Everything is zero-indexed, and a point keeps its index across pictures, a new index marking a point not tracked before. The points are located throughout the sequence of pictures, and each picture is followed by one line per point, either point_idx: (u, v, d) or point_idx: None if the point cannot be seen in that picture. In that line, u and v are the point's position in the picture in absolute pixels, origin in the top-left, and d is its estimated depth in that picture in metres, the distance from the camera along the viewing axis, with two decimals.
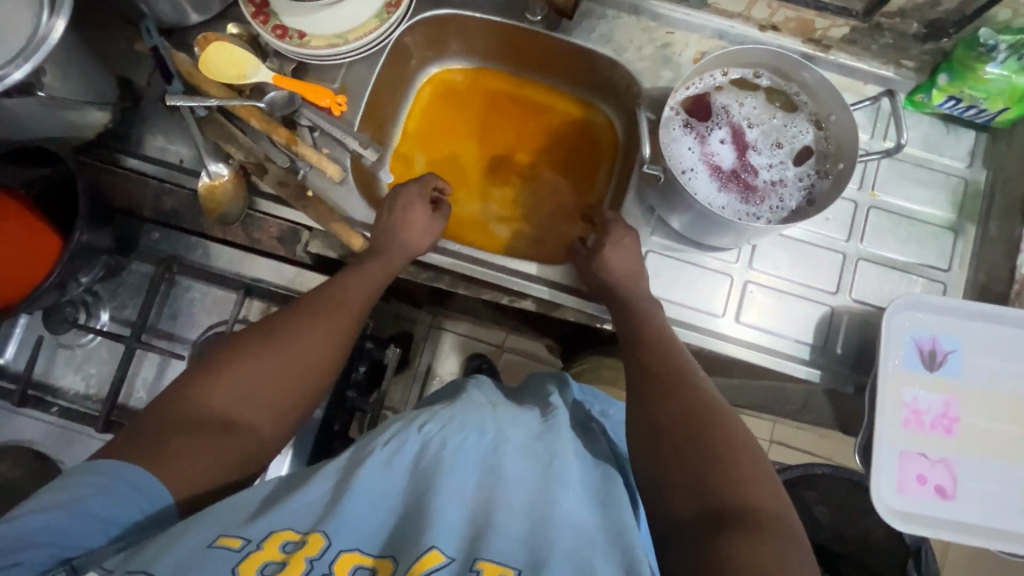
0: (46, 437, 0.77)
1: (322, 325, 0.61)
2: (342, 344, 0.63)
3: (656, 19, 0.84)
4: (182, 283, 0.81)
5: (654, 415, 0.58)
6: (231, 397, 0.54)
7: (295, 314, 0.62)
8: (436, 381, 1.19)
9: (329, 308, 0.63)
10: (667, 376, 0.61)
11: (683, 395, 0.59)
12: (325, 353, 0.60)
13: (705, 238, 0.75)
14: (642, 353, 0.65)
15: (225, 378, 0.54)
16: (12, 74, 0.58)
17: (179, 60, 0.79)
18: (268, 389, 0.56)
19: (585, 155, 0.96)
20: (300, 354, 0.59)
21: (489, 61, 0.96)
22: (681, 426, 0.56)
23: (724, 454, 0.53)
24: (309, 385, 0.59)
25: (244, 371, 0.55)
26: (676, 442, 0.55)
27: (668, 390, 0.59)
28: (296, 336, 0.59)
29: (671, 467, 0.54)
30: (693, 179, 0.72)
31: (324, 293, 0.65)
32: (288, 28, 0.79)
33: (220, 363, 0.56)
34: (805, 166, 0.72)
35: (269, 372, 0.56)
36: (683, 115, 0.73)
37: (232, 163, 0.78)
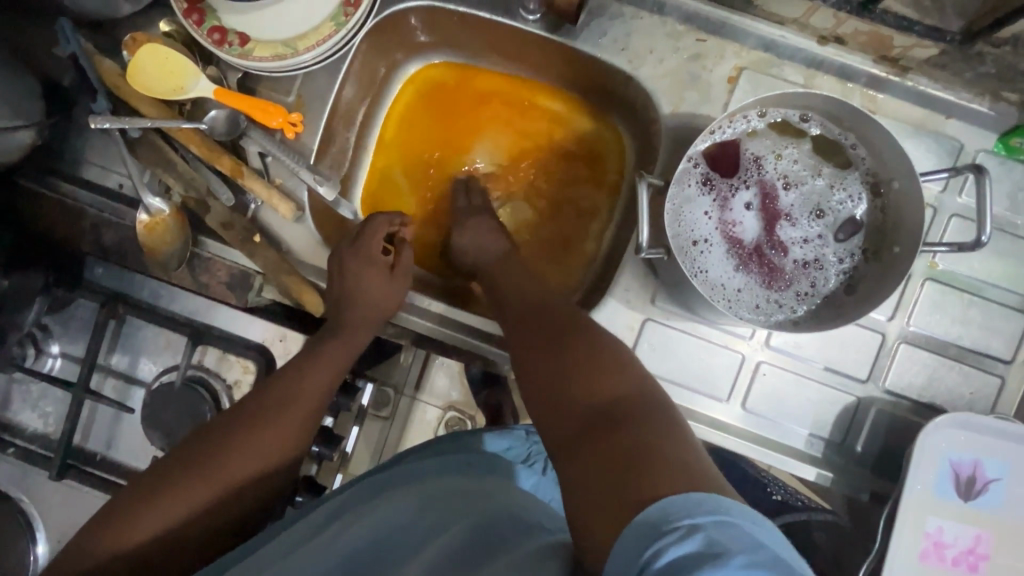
0: (7, 476, 0.75)
1: (267, 435, 0.59)
2: (284, 450, 0.60)
3: (686, 22, 0.67)
4: (132, 322, 0.74)
5: (542, 395, 0.49)
6: (157, 526, 0.53)
7: (238, 420, 0.59)
8: (438, 363, 1.07)
9: (274, 413, 0.60)
10: (557, 350, 0.53)
11: (548, 326, 0.56)
12: (262, 463, 0.59)
13: (714, 315, 0.61)
14: (537, 333, 0.57)
15: (151, 506, 0.53)
16: None
17: (104, 69, 0.67)
18: (204, 506, 0.55)
19: (586, 180, 0.80)
20: (233, 472, 0.57)
21: (478, 57, 0.78)
22: (564, 392, 0.48)
23: (592, 363, 0.49)
24: (244, 497, 0.58)
25: (176, 497, 0.54)
26: (553, 364, 0.51)
27: (559, 362, 0.51)
28: (235, 451, 0.58)
29: (550, 392, 0.49)
30: (706, 254, 0.59)
31: (271, 390, 0.62)
32: (227, 31, 0.65)
33: (153, 485, 0.55)
34: (850, 243, 0.58)
35: (190, 502, 0.55)
36: (702, 169, 0.58)
37: (173, 198, 0.69)
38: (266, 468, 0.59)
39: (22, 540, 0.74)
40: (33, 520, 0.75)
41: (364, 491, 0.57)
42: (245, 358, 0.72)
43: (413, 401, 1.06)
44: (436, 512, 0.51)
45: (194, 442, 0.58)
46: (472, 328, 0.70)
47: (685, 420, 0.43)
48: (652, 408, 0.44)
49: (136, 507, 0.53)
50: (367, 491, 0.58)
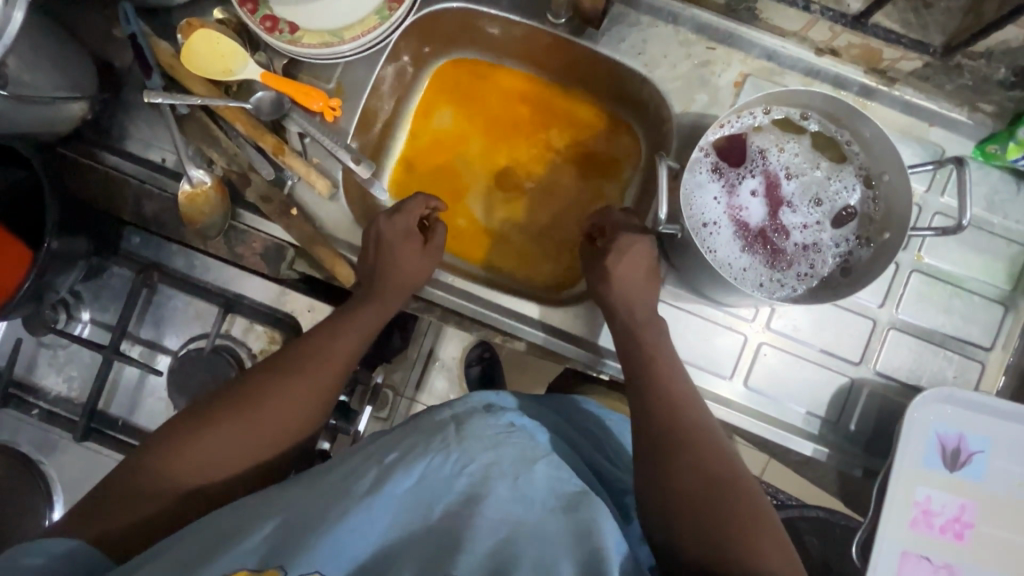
0: (30, 439, 0.77)
1: (300, 385, 0.59)
2: (316, 403, 0.60)
3: (697, 31, 0.73)
4: (164, 291, 0.77)
5: (686, 527, 0.50)
6: (192, 466, 0.54)
7: (270, 371, 0.60)
8: (438, 364, 1.08)
9: (306, 366, 0.60)
10: (699, 481, 0.52)
11: (697, 446, 0.55)
12: (296, 413, 0.59)
13: (720, 295, 0.66)
14: (677, 439, 0.55)
15: (188, 447, 0.54)
16: None
17: (160, 50, 0.71)
18: (237, 451, 0.56)
19: (601, 175, 0.85)
20: (266, 420, 0.57)
21: (502, 57, 0.85)
22: (710, 538, 0.49)
23: (742, 515, 0.50)
24: (277, 446, 0.58)
25: (212, 441, 0.55)
26: (698, 500, 0.51)
27: (699, 498, 0.51)
28: (268, 401, 0.58)
29: (695, 532, 0.49)
30: (716, 235, 0.64)
31: (307, 346, 0.62)
32: (279, 20, 0.70)
33: (190, 427, 0.56)
34: (844, 230, 0.64)
35: (225, 445, 0.55)
36: (712, 158, 0.64)
37: (215, 171, 0.73)
38: (299, 418, 0.59)
39: (39, 503, 0.75)
40: (51, 482, 0.76)
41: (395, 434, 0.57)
42: (277, 328, 0.75)
43: (413, 403, 1.06)
44: None
45: (226, 392, 0.59)
46: (493, 303, 0.76)
47: None
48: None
49: (173, 445, 0.54)
50: (393, 439, 0.56)
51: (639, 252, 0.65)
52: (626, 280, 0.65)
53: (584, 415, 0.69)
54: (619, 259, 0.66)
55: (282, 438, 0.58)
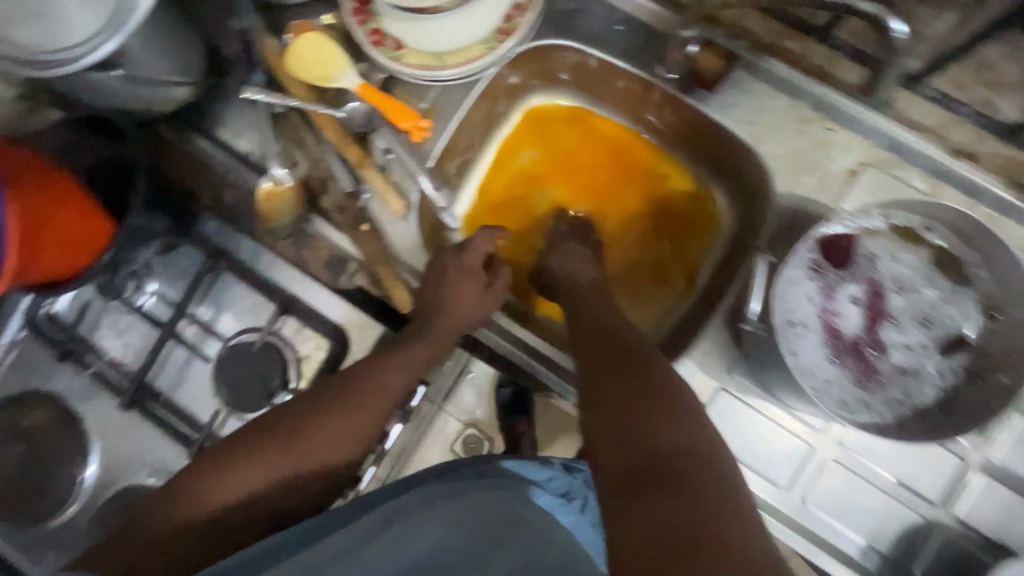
0: (80, 396, 0.79)
1: (338, 424, 0.59)
2: (353, 443, 0.59)
3: (818, 109, 0.68)
4: (227, 278, 0.78)
5: (599, 430, 0.50)
6: (230, 495, 0.55)
7: (313, 403, 0.60)
8: None
9: (349, 404, 0.59)
10: (616, 406, 0.51)
11: (622, 361, 0.56)
12: (332, 450, 0.58)
13: (792, 399, 0.61)
14: (603, 359, 0.57)
15: (227, 475, 0.55)
16: (102, 47, 0.56)
17: (268, 47, 0.72)
18: (273, 482, 0.56)
19: (675, 241, 0.81)
20: (304, 455, 0.57)
21: (598, 100, 0.81)
22: (620, 433, 0.49)
23: (657, 407, 0.50)
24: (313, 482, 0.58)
25: (251, 471, 0.56)
26: (615, 404, 0.52)
27: (615, 419, 0.50)
28: (318, 428, 0.58)
29: (608, 430, 0.50)
30: (803, 338, 0.58)
31: (348, 382, 0.61)
32: (385, 35, 0.71)
33: (233, 456, 0.56)
34: (951, 358, 0.57)
35: (262, 478, 0.56)
36: (814, 255, 0.58)
37: (295, 173, 0.73)
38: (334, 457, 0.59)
39: (77, 459, 0.78)
40: (90, 440, 0.79)
41: (428, 491, 0.55)
42: (327, 341, 0.74)
43: None
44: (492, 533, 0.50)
45: (279, 413, 0.59)
46: (543, 354, 0.73)
47: (737, 489, 0.43)
48: (711, 484, 0.43)
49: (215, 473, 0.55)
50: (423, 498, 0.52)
51: (575, 249, 0.73)
52: (572, 273, 0.71)
53: None
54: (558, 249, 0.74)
55: (317, 474, 0.58)
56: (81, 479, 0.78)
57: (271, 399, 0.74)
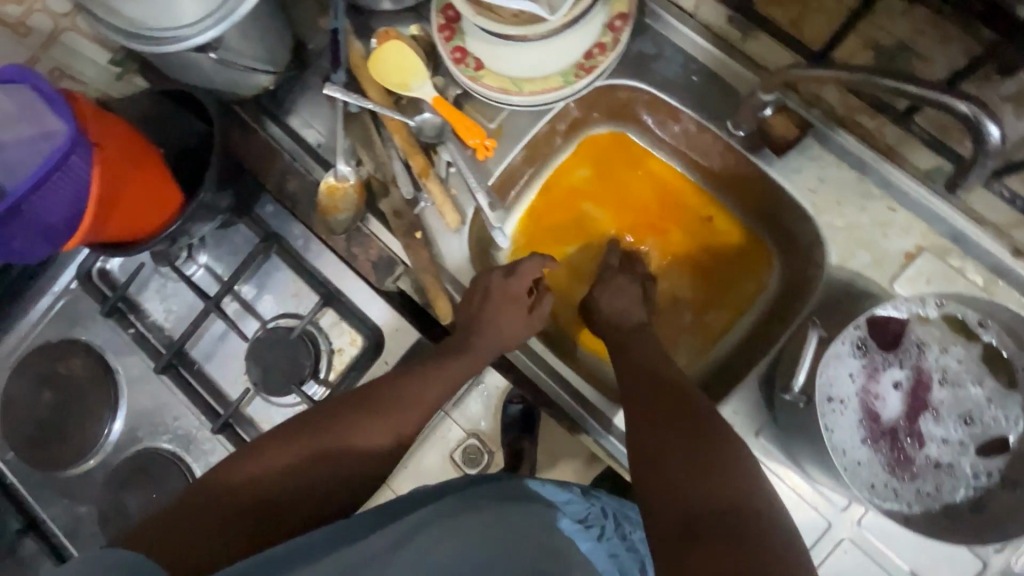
0: (118, 352, 0.82)
1: (390, 422, 0.58)
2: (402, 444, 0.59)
3: (882, 187, 0.68)
4: (276, 261, 0.80)
5: (648, 473, 0.50)
6: (279, 482, 0.51)
7: (366, 399, 0.59)
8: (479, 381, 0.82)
9: (403, 405, 0.60)
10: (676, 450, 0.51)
11: (674, 403, 0.55)
12: (382, 448, 0.57)
13: (817, 473, 0.61)
14: (652, 400, 0.56)
15: (278, 461, 0.52)
16: (208, 31, 0.59)
17: (353, 49, 0.75)
18: (323, 475, 0.53)
19: (715, 293, 0.81)
20: (356, 450, 0.56)
21: (659, 142, 0.82)
22: (670, 481, 0.47)
23: (709, 454, 0.48)
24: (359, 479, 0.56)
25: (303, 459, 0.53)
26: (666, 447, 0.50)
27: (668, 463, 0.49)
28: (348, 429, 0.56)
29: (657, 475, 0.49)
30: (840, 415, 0.58)
31: (398, 386, 0.61)
32: (467, 53, 0.72)
33: (284, 442, 0.53)
34: (990, 461, 0.56)
35: (313, 469, 0.53)
36: (862, 334, 0.58)
37: (360, 172, 0.75)
38: (383, 455, 0.57)
39: (106, 413, 0.80)
40: (121, 397, 0.81)
41: (450, 506, 0.54)
42: (366, 338, 0.77)
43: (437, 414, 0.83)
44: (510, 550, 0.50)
45: (307, 415, 0.57)
46: (571, 385, 0.74)
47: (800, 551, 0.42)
48: (781, 547, 0.42)
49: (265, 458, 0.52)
50: (443, 510, 0.53)
51: (626, 287, 0.73)
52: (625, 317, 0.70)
53: (622, 528, 0.62)
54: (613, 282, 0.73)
55: (366, 472, 0.56)
56: (106, 433, 0.81)
57: (300, 386, 0.76)
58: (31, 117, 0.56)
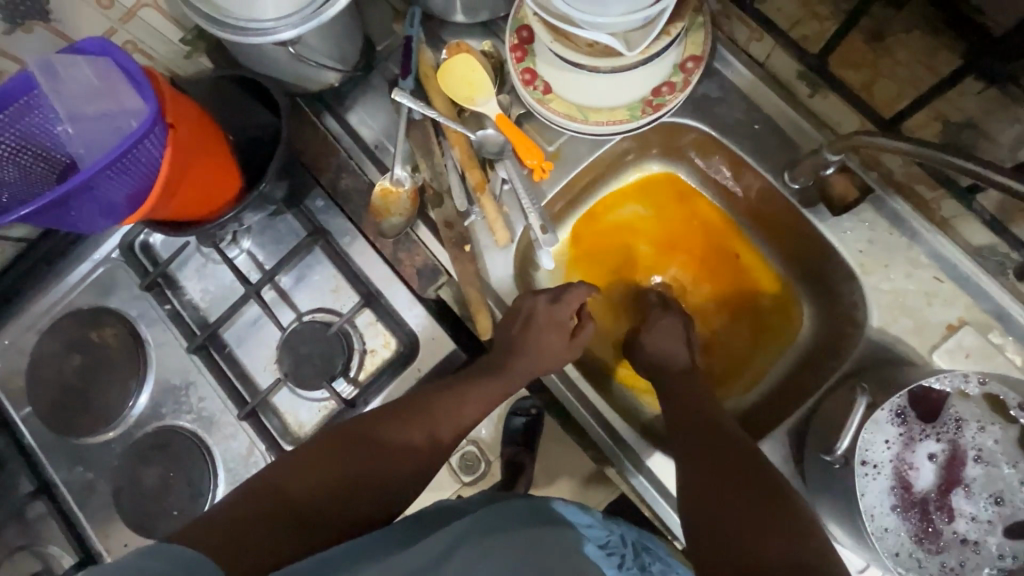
0: (151, 326, 0.82)
1: (421, 427, 0.59)
2: (434, 451, 0.59)
3: (931, 257, 0.68)
4: (319, 256, 0.81)
5: (709, 528, 0.52)
6: (317, 487, 0.51)
7: (394, 409, 0.60)
8: None
9: (433, 412, 0.61)
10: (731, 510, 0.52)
11: (723, 456, 0.57)
12: (414, 453, 0.57)
13: (843, 536, 0.61)
14: (704, 454, 0.58)
15: (312, 468, 0.52)
16: (293, 29, 0.59)
17: (423, 58, 0.76)
18: (357, 481, 0.53)
19: (750, 339, 0.82)
20: (389, 455, 0.56)
21: (710, 185, 0.83)
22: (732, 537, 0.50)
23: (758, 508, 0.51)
24: (394, 486, 0.55)
25: (337, 465, 0.53)
26: (725, 502, 0.53)
27: (726, 519, 0.51)
28: (387, 432, 0.57)
29: (719, 529, 0.51)
30: (872, 479, 0.58)
31: (428, 397, 0.62)
32: (537, 76, 0.73)
33: (316, 452, 0.54)
34: (1018, 544, 0.56)
35: (347, 474, 0.53)
36: (902, 404, 0.58)
37: (415, 178, 0.76)
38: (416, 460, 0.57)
39: (133, 385, 0.81)
40: (149, 371, 0.81)
41: (484, 522, 0.53)
42: (398, 340, 0.77)
43: None
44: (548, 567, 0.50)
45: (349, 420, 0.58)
46: (600, 413, 0.74)
47: None
48: None
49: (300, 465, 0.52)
50: (475, 525, 0.53)
51: (671, 325, 0.73)
52: (666, 355, 0.71)
53: (641, 558, 0.62)
54: (655, 319, 0.74)
55: (401, 476, 0.56)
56: (130, 405, 0.81)
57: (330, 383, 0.76)
58: (109, 94, 0.57)
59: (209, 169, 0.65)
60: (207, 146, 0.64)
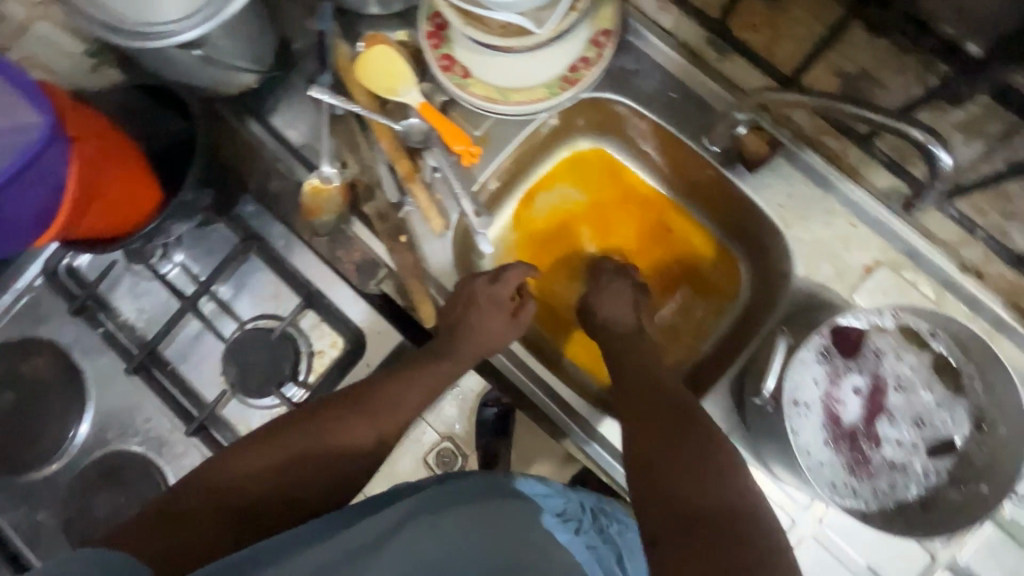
0: (85, 352, 0.79)
1: (372, 420, 0.59)
2: (383, 442, 0.60)
3: (845, 204, 0.72)
4: (256, 262, 0.79)
5: (647, 479, 0.54)
6: (259, 481, 0.53)
7: (345, 399, 0.60)
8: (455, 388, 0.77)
9: (383, 404, 0.61)
10: (665, 462, 0.55)
11: (667, 413, 0.59)
12: (362, 446, 0.58)
13: (785, 475, 0.64)
14: (650, 409, 0.60)
15: (257, 463, 0.53)
16: (193, 30, 0.58)
17: (340, 53, 0.75)
18: (302, 474, 0.55)
19: (693, 301, 0.85)
20: (336, 448, 0.57)
21: (639, 157, 0.85)
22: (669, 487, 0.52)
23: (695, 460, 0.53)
24: (341, 478, 0.57)
25: (282, 458, 0.54)
26: (666, 454, 0.55)
27: (663, 471, 0.53)
28: (335, 429, 0.58)
29: (655, 478, 0.53)
30: (804, 417, 0.61)
31: (380, 386, 0.62)
32: (455, 62, 0.73)
33: (260, 445, 0.54)
34: (939, 462, 0.61)
35: (292, 468, 0.54)
36: (825, 342, 0.62)
37: (344, 174, 0.74)
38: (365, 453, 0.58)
39: (72, 414, 0.78)
40: (88, 398, 0.78)
41: (436, 503, 0.54)
42: (345, 338, 0.77)
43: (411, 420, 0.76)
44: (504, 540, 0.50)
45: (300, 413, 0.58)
46: (551, 388, 0.76)
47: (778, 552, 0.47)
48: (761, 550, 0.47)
49: (244, 458, 0.53)
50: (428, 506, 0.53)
51: (616, 295, 0.74)
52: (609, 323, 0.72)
53: (600, 523, 0.64)
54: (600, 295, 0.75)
55: (347, 468, 0.57)
56: (71, 435, 0.78)
57: (279, 389, 0.76)
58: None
59: (122, 184, 0.64)
60: (118, 161, 0.64)
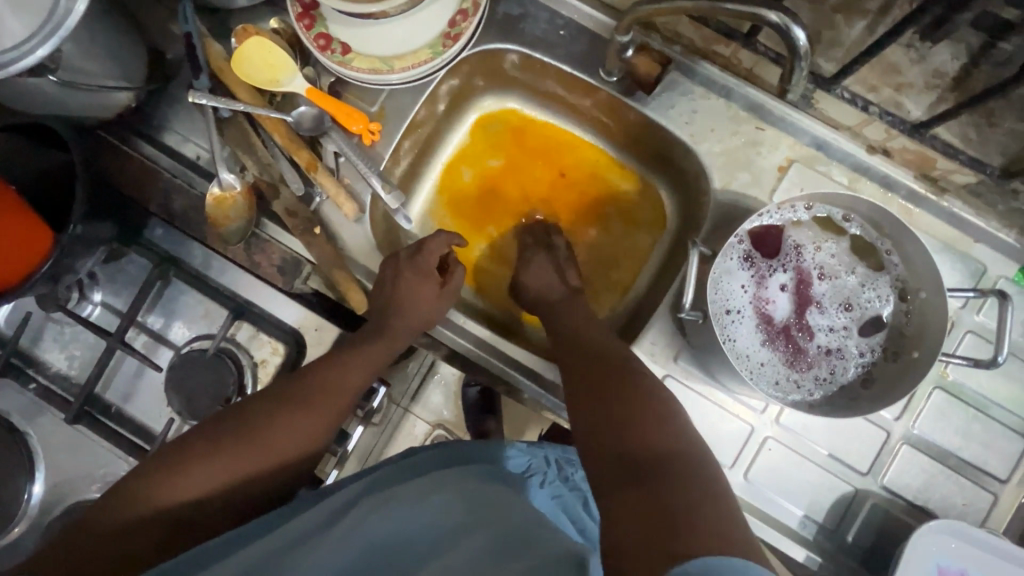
0: (22, 412, 0.76)
1: (304, 416, 0.60)
2: (317, 436, 0.61)
3: (749, 109, 0.72)
4: (178, 285, 0.76)
5: (590, 435, 0.52)
6: (190, 490, 0.54)
7: (274, 399, 0.60)
8: (436, 378, 0.90)
9: (312, 399, 0.61)
10: (600, 413, 0.54)
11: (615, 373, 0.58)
12: (296, 443, 0.59)
13: (732, 384, 0.64)
14: (596, 369, 0.59)
15: (185, 474, 0.54)
16: (35, 52, 0.54)
17: (213, 52, 0.72)
18: (234, 477, 0.56)
19: (626, 238, 0.84)
20: (267, 448, 0.58)
21: (546, 103, 0.84)
22: (612, 437, 0.50)
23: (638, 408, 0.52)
24: (279, 476, 0.59)
25: (211, 466, 0.55)
26: (612, 408, 0.53)
27: (607, 423, 0.52)
28: (276, 427, 0.59)
29: (601, 432, 0.52)
30: (737, 324, 0.62)
31: (309, 380, 0.62)
32: (332, 39, 0.70)
33: (188, 457, 0.55)
34: (872, 339, 0.62)
35: (222, 472, 0.55)
36: (745, 245, 0.62)
37: (245, 177, 0.73)
38: (301, 449, 0.60)
39: (21, 477, 0.75)
40: (35, 456, 0.76)
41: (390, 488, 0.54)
42: (284, 342, 0.75)
43: (405, 414, 0.89)
44: (462, 508, 0.50)
45: (229, 415, 0.59)
46: (497, 349, 0.73)
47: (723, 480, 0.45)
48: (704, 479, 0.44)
49: (172, 471, 0.54)
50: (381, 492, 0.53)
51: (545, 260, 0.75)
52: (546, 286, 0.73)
53: (564, 472, 0.65)
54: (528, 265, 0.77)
55: (282, 464, 0.59)
56: (26, 497, 0.75)
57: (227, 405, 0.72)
58: None
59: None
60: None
